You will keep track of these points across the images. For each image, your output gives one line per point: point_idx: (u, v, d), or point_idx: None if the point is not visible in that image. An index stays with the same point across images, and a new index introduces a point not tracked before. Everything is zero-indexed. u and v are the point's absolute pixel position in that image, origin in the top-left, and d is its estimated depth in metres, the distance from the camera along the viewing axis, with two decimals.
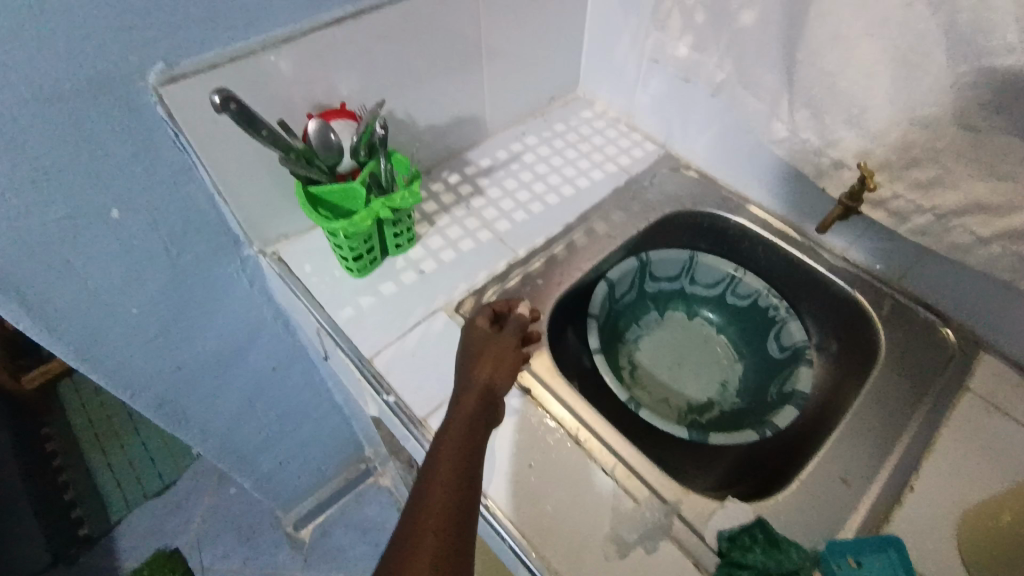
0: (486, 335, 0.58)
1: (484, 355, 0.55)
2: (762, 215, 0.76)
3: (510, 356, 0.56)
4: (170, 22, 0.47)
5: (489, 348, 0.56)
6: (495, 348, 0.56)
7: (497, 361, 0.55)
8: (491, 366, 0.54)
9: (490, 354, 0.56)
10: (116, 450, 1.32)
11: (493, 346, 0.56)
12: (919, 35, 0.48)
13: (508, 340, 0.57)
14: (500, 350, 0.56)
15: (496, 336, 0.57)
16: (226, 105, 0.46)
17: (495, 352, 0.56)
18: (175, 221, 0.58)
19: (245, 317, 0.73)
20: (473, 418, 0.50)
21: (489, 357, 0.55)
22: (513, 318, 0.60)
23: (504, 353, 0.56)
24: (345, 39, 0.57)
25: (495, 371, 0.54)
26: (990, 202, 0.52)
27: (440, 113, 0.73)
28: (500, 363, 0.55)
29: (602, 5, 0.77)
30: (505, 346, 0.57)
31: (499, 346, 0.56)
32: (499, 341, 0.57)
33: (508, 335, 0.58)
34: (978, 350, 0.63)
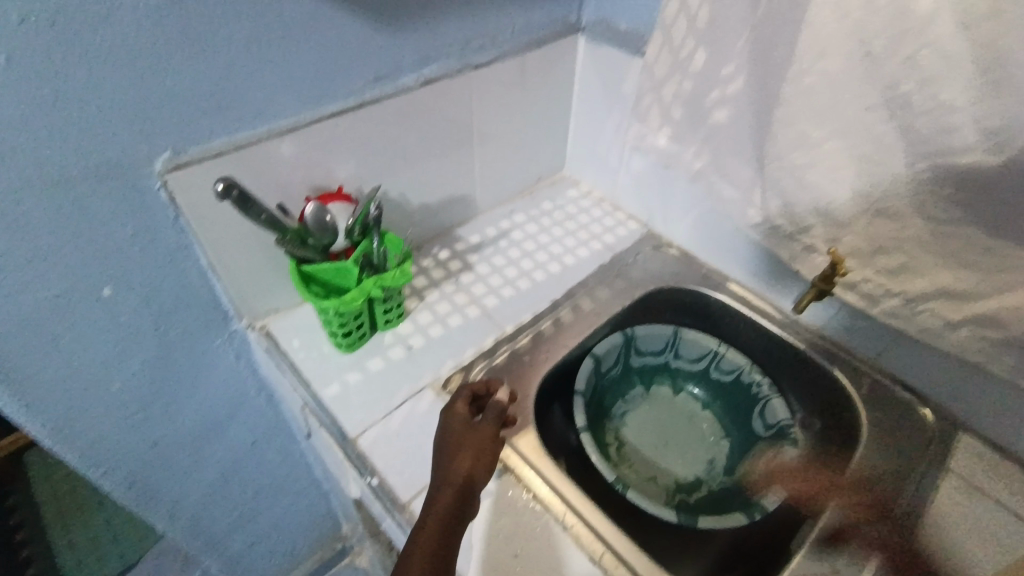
0: (465, 422, 0.55)
1: (462, 446, 0.53)
2: (742, 293, 0.79)
3: (490, 447, 0.53)
4: (181, 115, 0.49)
5: (468, 438, 0.53)
6: (473, 438, 0.53)
7: (475, 452, 0.52)
8: (470, 458, 0.51)
9: (468, 445, 0.53)
10: (78, 528, 1.25)
11: (471, 435, 0.54)
12: (877, 138, 0.52)
13: (486, 428, 0.54)
14: (479, 439, 0.53)
15: (475, 424, 0.55)
16: (229, 192, 0.48)
17: (474, 443, 0.53)
18: (167, 298, 0.58)
19: (228, 391, 0.72)
20: (448, 521, 0.47)
21: (467, 448, 0.52)
22: (493, 404, 0.57)
23: (483, 443, 0.53)
24: (345, 129, 0.61)
25: (475, 464, 0.51)
26: (956, 288, 0.56)
27: (432, 194, 0.76)
28: (479, 454, 0.52)
29: (587, 98, 0.83)
30: (484, 434, 0.54)
31: (478, 435, 0.53)
32: (478, 429, 0.54)
33: (487, 423, 0.55)
34: (957, 430, 0.64)
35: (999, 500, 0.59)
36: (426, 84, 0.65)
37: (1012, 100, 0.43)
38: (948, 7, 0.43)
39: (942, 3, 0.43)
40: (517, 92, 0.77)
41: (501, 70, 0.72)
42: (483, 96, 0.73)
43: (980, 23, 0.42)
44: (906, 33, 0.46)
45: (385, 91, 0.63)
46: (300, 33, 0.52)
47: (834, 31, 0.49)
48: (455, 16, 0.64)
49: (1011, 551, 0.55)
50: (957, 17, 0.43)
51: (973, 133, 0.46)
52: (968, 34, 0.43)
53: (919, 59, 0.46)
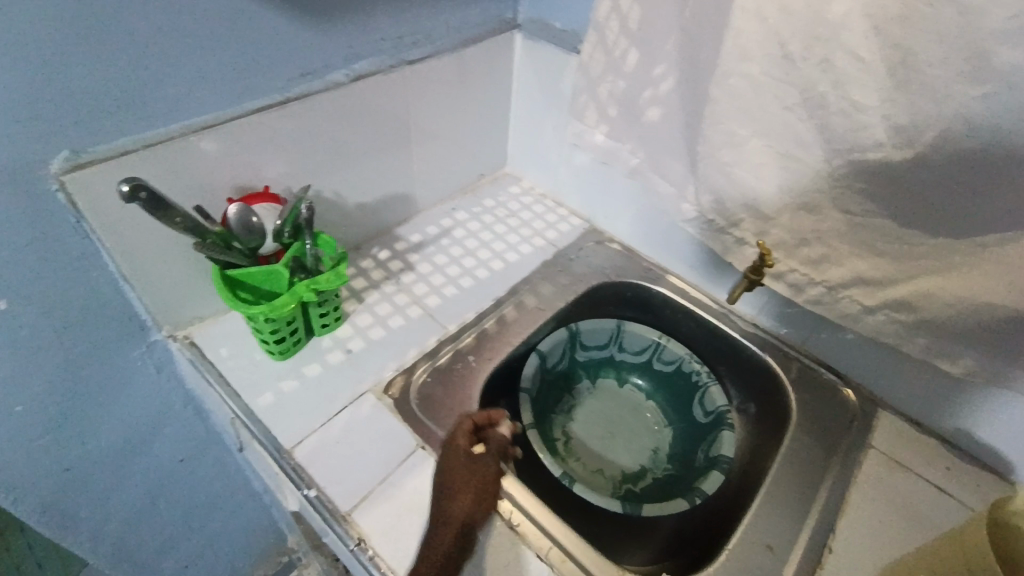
0: (467, 458, 0.55)
1: (465, 486, 0.53)
2: (681, 285, 0.81)
3: (489, 487, 0.54)
4: (80, 111, 0.45)
5: (469, 477, 0.54)
6: (476, 478, 0.54)
7: (476, 493, 0.53)
8: (471, 499, 0.53)
9: (471, 485, 0.53)
10: None
11: (474, 474, 0.54)
12: (797, 135, 0.54)
13: (488, 467, 0.55)
14: (480, 480, 0.54)
15: (478, 461, 0.55)
16: (136, 194, 0.44)
17: (474, 483, 0.53)
18: (74, 308, 0.53)
19: (150, 406, 0.67)
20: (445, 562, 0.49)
21: (468, 489, 0.53)
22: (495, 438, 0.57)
23: (484, 483, 0.54)
24: (270, 125, 0.58)
25: (474, 505, 0.53)
26: (872, 275, 0.60)
27: (369, 193, 0.74)
28: (478, 494, 0.53)
29: (526, 95, 0.83)
30: (485, 475, 0.55)
31: (480, 476, 0.54)
32: (480, 469, 0.54)
33: (489, 463, 0.55)
34: (877, 408, 0.69)
35: (920, 472, 0.63)
36: (357, 79, 0.63)
37: (918, 99, 0.46)
38: (860, 11, 0.46)
39: (853, 8, 0.46)
40: (457, 88, 0.76)
41: (438, 66, 0.71)
42: (420, 92, 0.71)
43: (889, 27, 0.45)
44: (823, 37, 0.48)
45: (313, 87, 0.60)
46: (219, 24, 0.49)
47: (757, 32, 0.50)
48: (387, 9, 0.62)
49: (929, 518, 0.59)
50: (867, 21, 0.46)
51: (884, 131, 0.49)
52: (879, 37, 0.46)
53: (834, 61, 0.48)
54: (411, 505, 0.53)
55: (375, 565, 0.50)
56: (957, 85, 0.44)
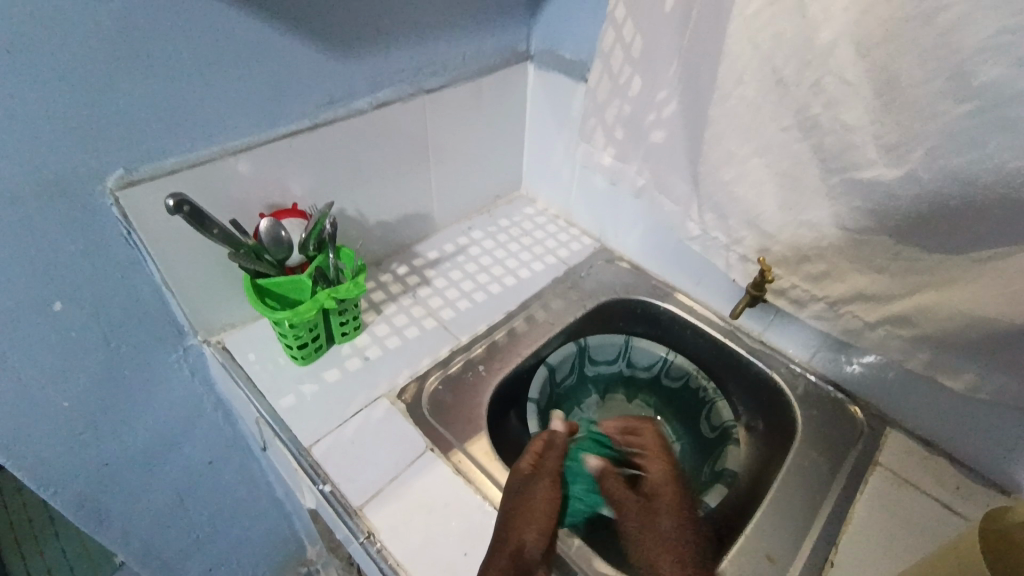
0: (522, 484, 0.56)
1: (526, 513, 0.54)
2: (689, 302, 0.83)
3: (543, 512, 0.54)
4: (136, 134, 0.52)
5: (523, 502, 0.55)
6: (536, 502, 0.54)
7: (538, 518, 0.53)
8: (522, 525, 0.53)
9: (532, 511, 0.54)
10: (33, 557, 1.17)
11: (534, 499, 0.55)
12: (793, 154, 0.58)
13: (544, 492, 0.55)
14: (541, 506, 0.54)
15: (532, 486, 0.56)
16: (180, 207, 0.50)
17: (527, 507, 0.54)
18: (119, 311, 0.59)
19: (183, 408, 0.72)
20: None
21: (521, 515, 0.54)
22: (552, 463, 0.59)
23: (545, 510, 0.54)
24: (300, 148, 0.63)
25: (525, 530, 0.53)
26: (871, 291, 0.61)
27: (390, 211, 0.79)
28: (539, 520, 0.53)
29: (538, 121, 0.88)
30: (546, 503, 0.55)
31: (541, 502, 0.55)
32: (540, 494, 0.55)
33: (546, 487, 0.56)
34: (886, 425, 0.68)
35: (929, 490, 0.62)
36: (379, 107, 0.69)
37: (905, 119, 0.49)
38: (846, 37, 0.48)
39: (839, 35, 0.49)
40: (474, 115, 0.81)
41: (456, 94, 0.77)
42: (439, 117, 0.77)
43: (873, 51, 0.48)
44: (812, 62, 0.51)
45: (339, 113, 0.66)
46: (255, 56, 0.55)
47: (750, 58, 0.55)
48: (408, 42, 0.68)
49: (936, 536, 0.58)
50: (853, 46, 0.49)
51: (875, 150, 0.52)
52: (865, 60, 0.48)
53: (825, 84, 0.52)
54: (418, 504, 0.56)
55: (382, 558, 0.52)
56: (941, 103, 0.46)
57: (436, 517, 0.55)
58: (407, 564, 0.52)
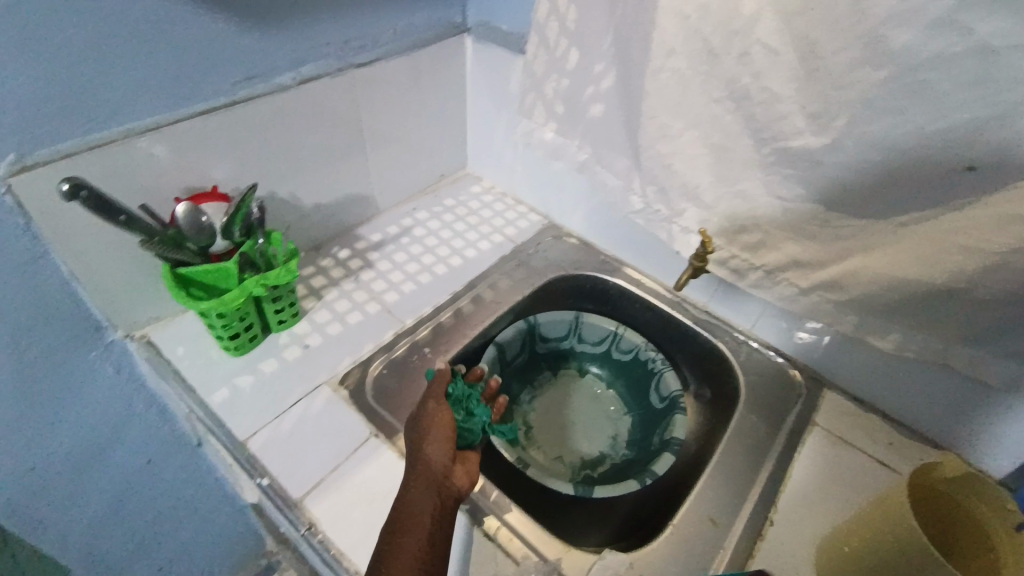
0: (418, 412, 0.56)
1: (427, 433, 0.53)
2: (637, 275, 0.83)
3: (441, 425, 0.54)
4: (27, 117, 0.47)
5: (422, 425, 0.54)
6: (435, 421, 0.54)
7: (440, 434, 0.53)
8: (426, 443, 0.52)
9: (433, 430, 0.53)
10: None
11: (433, 419, 0.55)
12: (725, 126, 0.59)
13: (436, 409, 0.55)
14: (441, 421, 0.54)
15: (426, 408, 0.56)
16: (76, 193, 0.46)
17: (425, 428, 0.54)
18: (28, 310, 0.54)
19: (111, 408, 0.67)
20: (415, 500, 0.48)
21: (424, 436, 0.53)
22: (439, 389, 0.58)
23: (445, 424, 0.54)
24: (219, 128, 0.59)
25: (430, 447, 0.52)
26: (804, 258, 0.62)
27: (327, 194, 0.76)
28: (442, 435, 0.53)
29: (480, 98, 0.85)
30: (446, 417, 0.55)
31: (438, 418, 0.55)
32: (438, 412, 0.55)
33: (437, 406, 0.56)
34: (822, 387, 0.71)
35: (862, 447, 0.65)
36: (304, 82, 0.65)
37: (827, 88, 0.49)
38: (769, 6, 0.49)
39: (762, 6, 0.50)
40: (411, 89, 0.78)
41: (390, 68, 0.73)
42: (374, 93, 0.73)
43: (797, 18, 0.48)
44: (738, 31, 0.52)
45: (260, 89, 0.62)
46: (165, 30, 0.51)
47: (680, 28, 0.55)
48: (331, 15, 0.64)
49: (867, 490, 0.61)
50: (776, 15, 0.49)
51: (802, 119, 0.52)
52: (786, 28, 0.49)
53: (752, 54, 0.52)
54: (362, 491, 0.55)
55: (325, 549, 0.51)
56: (857, 70, 0.47)
57: (380, 502, 0.54)
58: (350, 553, 0.51)
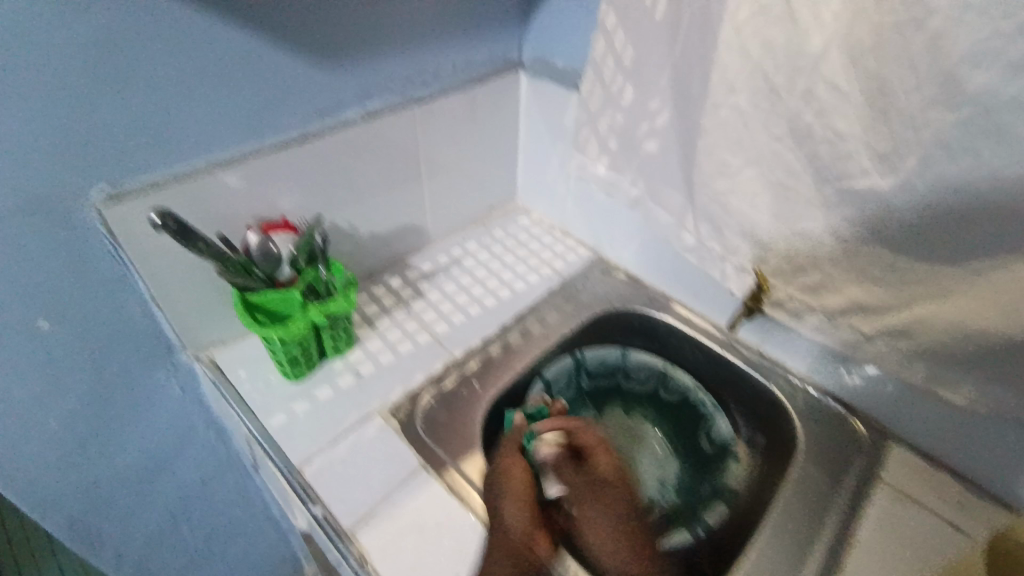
0: (494, 470, 0.59)
1: (505, 497, 0.56)
2: (686, 313, 0.82)
3: (521, 489, 0.57)
4: (125, 150, 0.51)
5: (499, 486, 0.57)
6: (514, 484, 0.57)
7: (520, 499, 0.56)
8: (507, 507, 0.55)
9: (512, 493, 0.56)
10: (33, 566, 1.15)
11: (511, 481, 0.57)
12: (787, 164, 0.58)
13: (516, 470, 0.58)
14: (519, 484, 0.57)
15: (501, 467, 0.58)
16: (165, 223, 0.50)
17: (505, 490, 0.56)
18: (107, 329, 0.58)
19: (174, 426, 0.70)
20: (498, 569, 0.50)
21: (504, 499, 0.56)
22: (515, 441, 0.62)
23: (523, 487, 0.57)
24: (289, 162, 0.62)
25: (511, 512, 0.55)
26: (867, 303, 0.60)
27: (383, 224, 0.78)
28: (521, 500, 0.56)
29: (532, 134, 0.87)
30: (523, 480, 0.58)
31: (517, 481, 0.57)
32: (515, 472, 0.58)
33: (517, 466, 0.59)
34: (887, 440, 0.68)
35: (929, 505, 0.62)
36: (369, 118, 0.68)
37: (897, 129, 0.49)
38: (837, 42, 0.49)
39: (829, 43, 0.49)
40: (467, 125, 0.81)
41: (449, 103, 0.76)
42: (433, 128, 0.76)
43: (863, 60, 0.48)
44: (803, 70, 0.52)
45: (328, 125, 0.65)
46: (247, 70, 0.55)
47: (742, 68, 0.55)
48: (396, 52, 0.67)
49: (939, 553, 0.57)
50: (844, 53, 0.49)
51: (868, 160, 0.52)
52: (856, 67, 0.49)
53: (816, 92, 0.52)
54: (411, 524, 0.55)
55: None
56: (929, 111, 0.46)
57: (430, 536, 0.54)
58: None
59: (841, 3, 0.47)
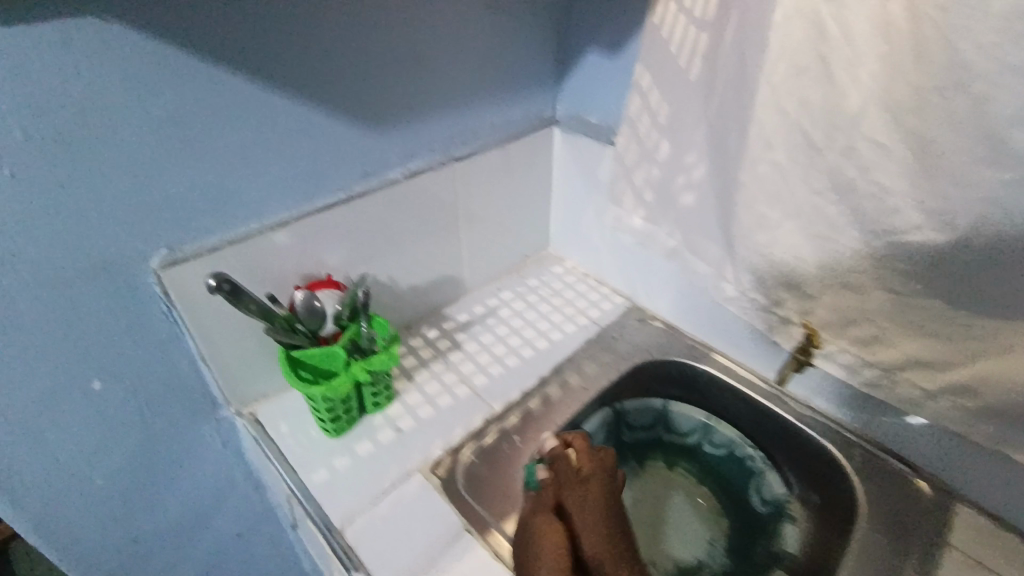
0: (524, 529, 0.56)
1: (538, 555, 0.53)
2: (728, 363, 0.79)
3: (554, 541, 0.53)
4: (184, 215, 0.53)
5: (530, 544, 0.54)
6: (545, 538, 0.54)
7: (555, 554, 0.52)
8: (544, 566, 0.52)
9: (545, 545, 0.53)
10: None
11: (541, 537, 0.54)
12: (829, 219, 0.57)
13: (547, 524, 0.55)
14: (550, 536, 0.54)
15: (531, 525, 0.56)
16: (221, 285, 0.51)
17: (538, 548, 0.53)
18: (156, 387, 0.59)
19: (213, 480, 0.70)
20: None
21: (537, 557, 0.53)
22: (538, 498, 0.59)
23: (555, 540, 0.54)
24: (336, 221, 0.64)
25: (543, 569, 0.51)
26: (928, 358, 0.59)
27: (421, 276, 0.79)
28: (555, 554, 0.52)
29: (566, 185, 0.88)
30: (554, 530, 0.54)
31: (547, 536, 0.54)
32: (546, 529, 0.54)
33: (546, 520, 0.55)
34: (953, 500, 0.64)
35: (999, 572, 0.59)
36: (411, 176, 0.70)
37: (945, 185, 0.48)
38: (875, 104, 0.49)
39: (868, 101, 0.50)
40: (503, 178, 0.82)
41: (486, 159, 0.78)
42: (471, 182, 0.78)
43: (907, 116, 0.48)
44: (842, 126, 0.52)
45: (373, 185, 0.67)
46: (299, 139, 0.58)
47: (778, 124, 0.56)
48: (437, 114, 0.69)
49: None
50: (883, 110, 0.49)
51: (918, 214, 0.51)
52: (897, 123, 0.49)
53: (857, 147, 0.52)
54: None
55: None
56: (981, 169, 0.45)
57: None
58: None
59: (877, 63, 0.48)
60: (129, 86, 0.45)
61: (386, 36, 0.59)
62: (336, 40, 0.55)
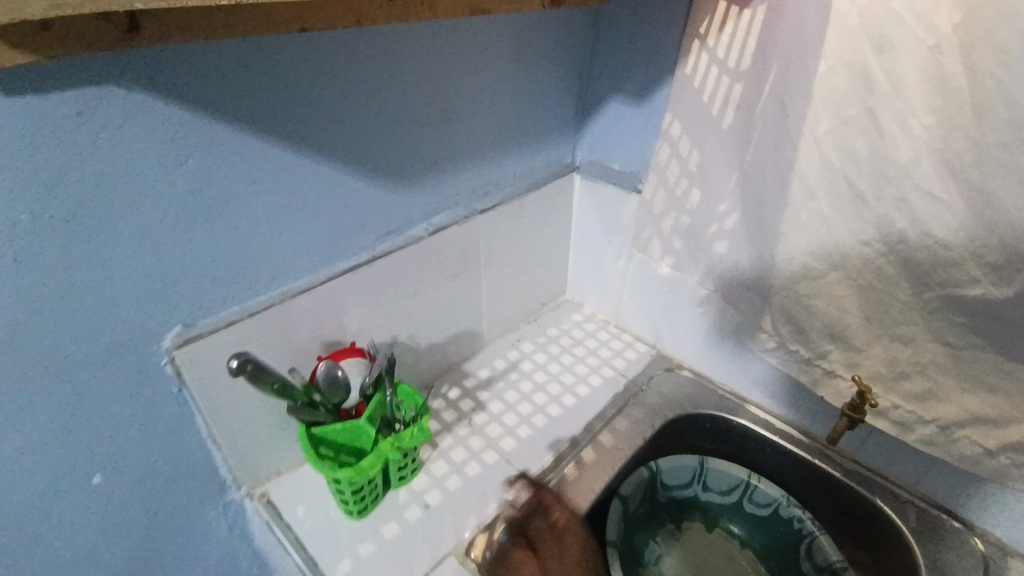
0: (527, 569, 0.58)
1: None
2: (763, 415, 0.76)
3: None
4: (202, 288, 0.48)
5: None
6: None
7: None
8: None
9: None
10: None
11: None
12: (877, 268, 0.55)
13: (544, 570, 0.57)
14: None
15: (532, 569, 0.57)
16: (243, 366, 0.46)
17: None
18: (163, 475, 0.53)
19: (219, 570, 0.63)
20: None
21: None
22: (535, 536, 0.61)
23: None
24: (360, 284, 0.60)
25: None
26: (986, 414, 0.55)
27: (442, 332, 0.75)
28: None
29: (586, 232, 0.86)
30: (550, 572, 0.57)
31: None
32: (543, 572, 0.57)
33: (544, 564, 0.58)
34: (1010, 558, 0.61)
35: None
36: (435, 233, 0.66)
37: (1010, 241, 0.46)
38: (929, 156, 0.48)
39: (923, 155, 0.48)
40: (525, 227, 0.79)
41: (509, 209, 0.74)
42: (493, 233, 0.74)
43: (968, 171, 0.46)
44: (893, 178, 0.50)
45: (396, 243, 0.63)
46: (324, 200, 0.54)
47: (818, 175, 0.55)
48: (461, 167, 0.66)
49: None
50: (939, 164, 0.48)
51: (978, 268, 0.49)
52: (955, 176, 0.47)
53: (908, 199, 0.50)
54: None
55: None
56: None
57: None
58: None
59: (932, 117, 0.47)
60: (155, 158, 0.41)
61: (413, 91, 0.56)
62: (363, 97, 0.52)
